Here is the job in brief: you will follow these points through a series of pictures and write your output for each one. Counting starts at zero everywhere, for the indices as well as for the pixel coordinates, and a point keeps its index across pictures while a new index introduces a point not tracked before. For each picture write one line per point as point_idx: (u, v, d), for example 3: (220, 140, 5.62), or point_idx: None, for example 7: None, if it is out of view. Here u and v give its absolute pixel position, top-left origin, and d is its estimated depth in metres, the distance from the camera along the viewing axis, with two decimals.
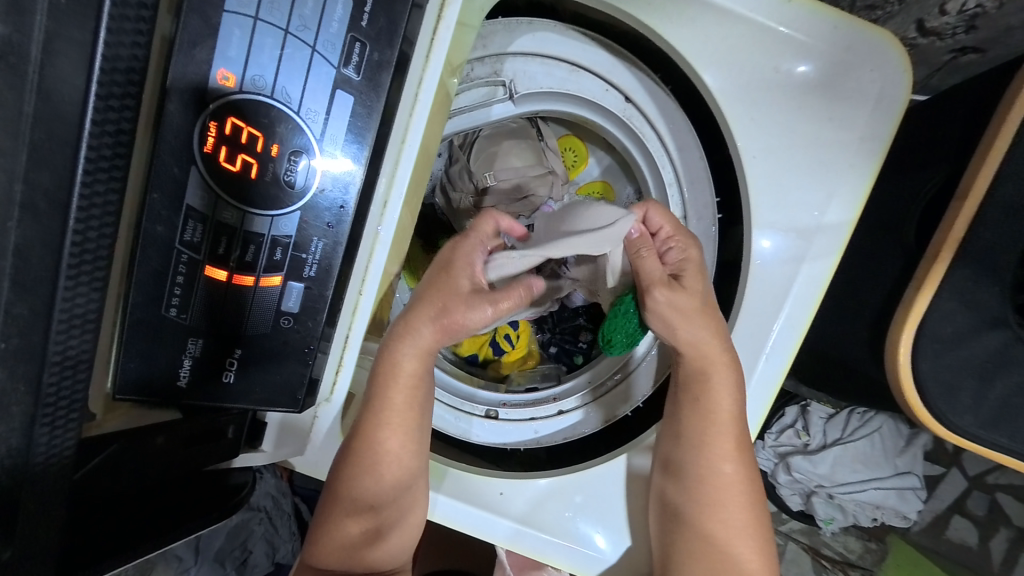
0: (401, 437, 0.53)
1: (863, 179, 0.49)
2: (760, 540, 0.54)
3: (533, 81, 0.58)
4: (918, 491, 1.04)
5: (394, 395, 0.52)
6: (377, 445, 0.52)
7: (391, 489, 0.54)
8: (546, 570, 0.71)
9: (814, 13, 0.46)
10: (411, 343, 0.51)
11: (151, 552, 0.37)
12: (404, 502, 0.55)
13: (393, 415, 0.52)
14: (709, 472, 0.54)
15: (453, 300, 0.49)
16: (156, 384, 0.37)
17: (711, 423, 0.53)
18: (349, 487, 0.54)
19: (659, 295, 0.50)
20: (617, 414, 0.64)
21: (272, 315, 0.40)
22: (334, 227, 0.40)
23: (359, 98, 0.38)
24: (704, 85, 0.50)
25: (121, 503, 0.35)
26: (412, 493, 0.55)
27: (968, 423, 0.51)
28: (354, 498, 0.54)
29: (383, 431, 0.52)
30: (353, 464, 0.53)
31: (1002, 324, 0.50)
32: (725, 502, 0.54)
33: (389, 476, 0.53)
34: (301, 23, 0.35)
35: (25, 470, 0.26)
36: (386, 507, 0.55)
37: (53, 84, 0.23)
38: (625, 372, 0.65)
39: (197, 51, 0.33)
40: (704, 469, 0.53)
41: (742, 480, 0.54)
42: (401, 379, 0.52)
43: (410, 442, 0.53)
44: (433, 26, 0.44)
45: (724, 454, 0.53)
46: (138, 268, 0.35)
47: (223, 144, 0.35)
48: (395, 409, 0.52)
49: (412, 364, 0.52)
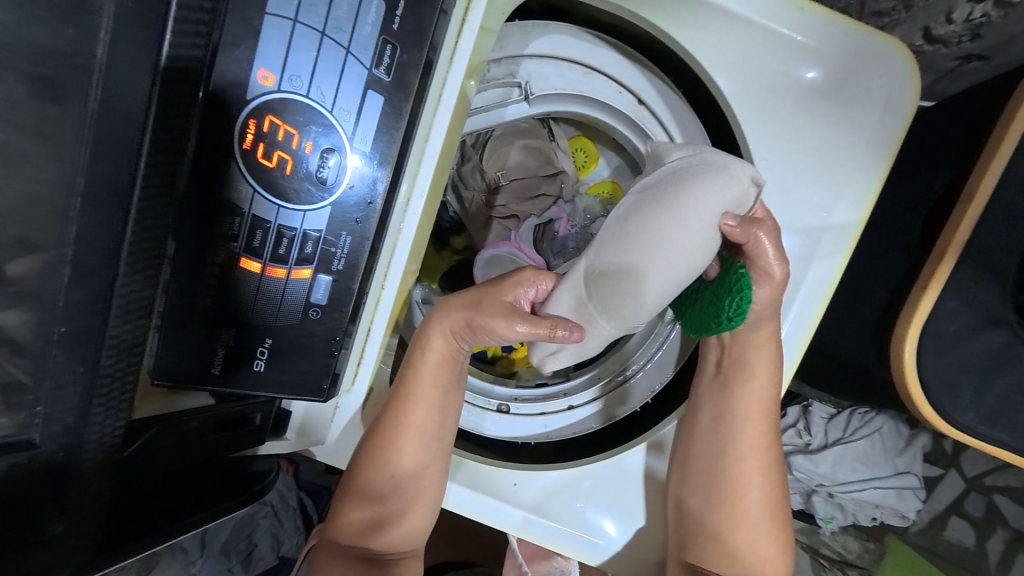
0: (429, 414, 0.55)
1: (870, 181, 0.51)
2: (768, 529, 0.56)
3: (548, 82, 0.60)
4: (916, 491, 1.06)
5: (426, 375, 0.55)
6: (402, 417, 0.55)
7: (416, 467, 0.56)
8: (553, 560, 0.73)
9: (826, 20, 0.48)
10: (446, 331, 0.54)
11: (156, 545, 0.35)
12: (425, 475, 0.56)
13: (425, 392, 0.55)
14: (721, 459, 0.56)
15: (489, 304, 0.50)
16: (189, 370, 0.39)
17: (730, 410, 0.56)
18: (375, 462, 0.55)
19: (777, 269, 0.48)
20: (614, 417, 0.66)
21: (300, 307, 0.41)
22: (361, 222, 0.41)
23: (389, 98, 0.39)
24: (717, 88, 0.51)
25: (122, 502, 0.33)
26: (431, 469, 0.56)
27: (969, 418, 0.53)
28: (378, 471, 0.56)
29: (413, 408, 0.55)
30: (380, 441, 0.55)
31: (1003, 324, 0.51)
32: (734, 488, 0.56)
33: (416, 452, 0.55)
34: (337, 25, 0.37)
35: (80, 448, 0.27)
36: (408, 479, 0.56)
37: (118, 83, 0.24)
38: (621, 382, 0.67)
39: (239, 51, 0.35)
40: (718, 454, 0.56)
41: (755, 469, 0.57)
42: (425, 354, 0.54)
43: (431, 415, 0.55)
44: (457, 29, 0.45)
45: (737, 441, 0.56)
46: (178, 258, 0.37)
47: (261, 141, 0.37)
48: (427, 387, 0.55)
49: (446, 346, 0.54)
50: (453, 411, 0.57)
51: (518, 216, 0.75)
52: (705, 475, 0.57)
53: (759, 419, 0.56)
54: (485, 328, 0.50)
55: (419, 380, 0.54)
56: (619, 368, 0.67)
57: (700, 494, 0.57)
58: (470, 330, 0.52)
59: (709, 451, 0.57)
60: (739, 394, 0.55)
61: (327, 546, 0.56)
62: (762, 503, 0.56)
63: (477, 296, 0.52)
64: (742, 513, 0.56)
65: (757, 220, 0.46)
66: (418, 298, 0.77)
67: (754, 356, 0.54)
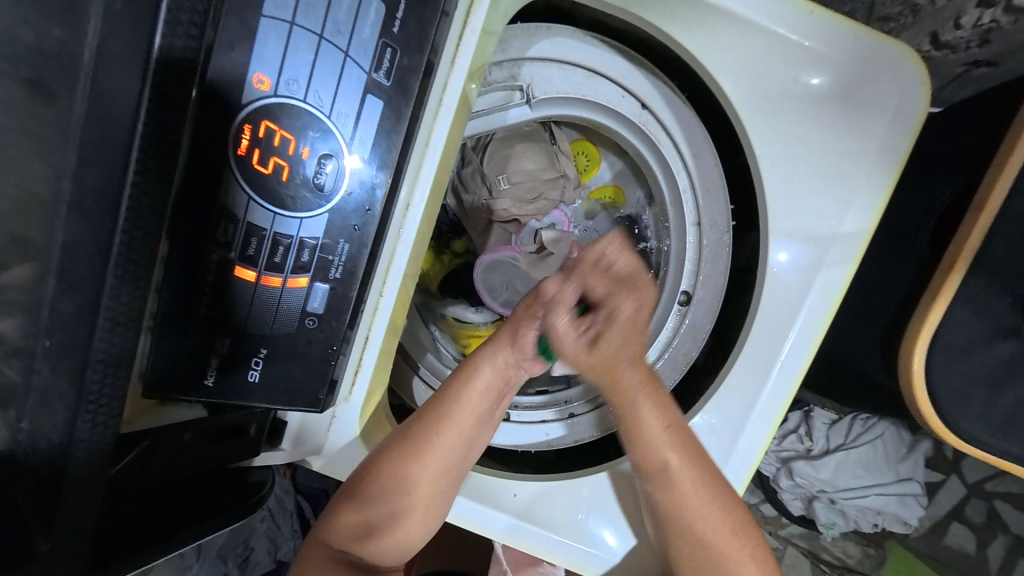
0: (461, 445, 0.55)
1: (879, 190, 0.50)
2: (736, 548, 0.54)
3: (550, 85, 0.59)
4: (919, 498, 1.05)
5: (470, 392, 0.55)
6: (437, 430, 0.54)
7: (434, 485, 0.54)
8: (541, 567, 0.71)
9: (835, 25, 0.47)
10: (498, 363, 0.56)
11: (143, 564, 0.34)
12: (438, 491, 0.54)
13: (463, 419, 0.55)
14: (668, 488, 0.53)
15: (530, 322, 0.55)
16: (183, 381, 0.38)
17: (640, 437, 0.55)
18: (389, 472, 0.53)
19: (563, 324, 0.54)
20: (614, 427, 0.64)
21: (296, 316, 0.40)
22: (360, 229, 0.40)
23: (389, 102, 0.38)
24: (723, 93, 0.50)
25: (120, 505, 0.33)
26: (448, 485, 0.54)
27: (978, 430, 0.52)
28: (391, 482, 0.53)
29: (445, 431, 0.54)
30: (399, 462, 0.53)
31: (1014, 334, 0.50)
32: (699, 513, 0.53)
33: (440, 466, 0.54)
34: (336, 27, 0.36)
35: (66, 465, 0.26)
36: (420, 493, 0.54)
37: (107, 87, 0.23)
38: None
39: (234, 54, 0.34)
40: (664, 484, 0.54)
41: (709, 496, 0.54)
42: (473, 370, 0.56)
43: (462, 432, 0.55)
44: (459, 32, 0.44)
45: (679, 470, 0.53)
46: (171, 266, 0.36)
47: (256, 146, 0.36)
48: (471, 402, 0.55)
49: (495, 377, 0.56)
50: (483, 440, 0.57)
51: (518, 220, 0.74)
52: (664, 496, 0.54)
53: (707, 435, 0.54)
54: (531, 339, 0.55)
55: (461, 405, 0.55)
56: None
57: (662, 513, 0.54)
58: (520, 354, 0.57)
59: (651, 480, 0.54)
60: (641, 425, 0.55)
61: (317, 546, 0.54)
62: (722, 525, 0.54)
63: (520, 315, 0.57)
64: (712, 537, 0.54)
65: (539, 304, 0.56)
66: (435, 332, 0.77)
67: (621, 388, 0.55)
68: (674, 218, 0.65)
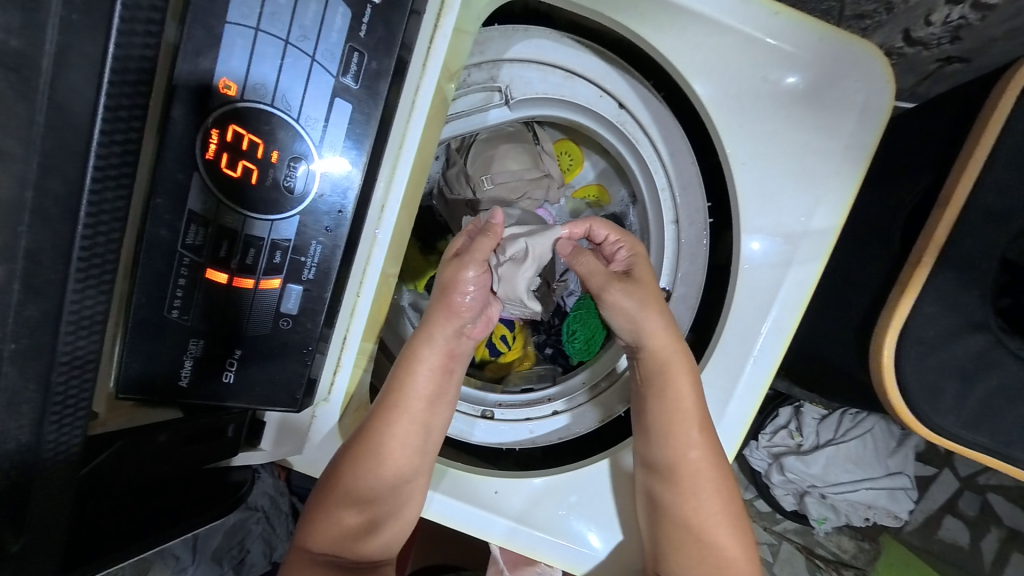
0: (414, 427, 0.55)
1: (848, 186, 0.51)
2: (722, 524, 0.55)
3: (529, 86, 0.59)
4: (908, 491, 1.05)
5: (413, 382, 0.55)
6: (388, 427, 0.54)
7: (408, 471, 0.56)
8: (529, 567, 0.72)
9: (800, 24, 0.48)
10: (431, 341, 0.55)
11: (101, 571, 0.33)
12: (411, 483, 0.56)
13: (410, 405, 0.55)
14: (667, 464, 0.55)
15: (450, 278, 0.53)
16: (156, 384, 0.39)
17: (670, 415, 0.54)
18: (356, 472, 0.54)
19: (616, 289, 0.54)
20: (613, 414, 0.65)
21: (271, 317, 0.41)
22: (333, 230, 0.41)
23: (358, 105, 0.39)
24: (695, 94, 0.51)
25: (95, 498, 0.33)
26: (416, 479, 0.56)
27: (951, 423, 0.53)
28: (355, 483, 0.54)
29: (399, 420, 0.55)
30: (365, 453, 0.54)
31: (984, 328, 0.51)
32: (688, 489, 0.55)
33: (400, 459, 0.55)
34: (302, 33, 0.36)
35: (34, 467, 0.26)
36: (385, 492, 0.55)
37: (64, 96, 0.24)
38: (612, 379, 0.66)
39: (201, 60, 0.34)
40: (654, 458, 0.55)
41: (707, 470, 0.55)
42: (410, 362, 0.55)
43: (416, 423, 0.56)
44: (430, 35, 0.45)
45: (682, 445, 0.54)
46: (142, 271, 0.36)
47: (225, 151, 0.36)
48: (412, 392, 0.55)
49: (435, 354, 0.55)
50: (442, 418, 0.58)
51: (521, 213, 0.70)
52: (660, 475, 0.55)
53: (705, 434, 0.54)
54: (457, 296, 0.53)
55: (404, 395, 0.55)
56: (608, 368, 0.67)
57: (659, 518, 0.55)
58: (453, 326, 0.54)
59: (654, 458, 0.56)
60: (675, 404, 0.54)
61: (300, 551, 0.55)
62: (712, 500, 0.55)
63: (445, 282, 0.53)
64: (711, 518, 0.55)
65: (461, 260, 0.53)
66: (406, 304, 0.75)
67: (671, 357, 0.54)
68: (652, 218, 0.66)
